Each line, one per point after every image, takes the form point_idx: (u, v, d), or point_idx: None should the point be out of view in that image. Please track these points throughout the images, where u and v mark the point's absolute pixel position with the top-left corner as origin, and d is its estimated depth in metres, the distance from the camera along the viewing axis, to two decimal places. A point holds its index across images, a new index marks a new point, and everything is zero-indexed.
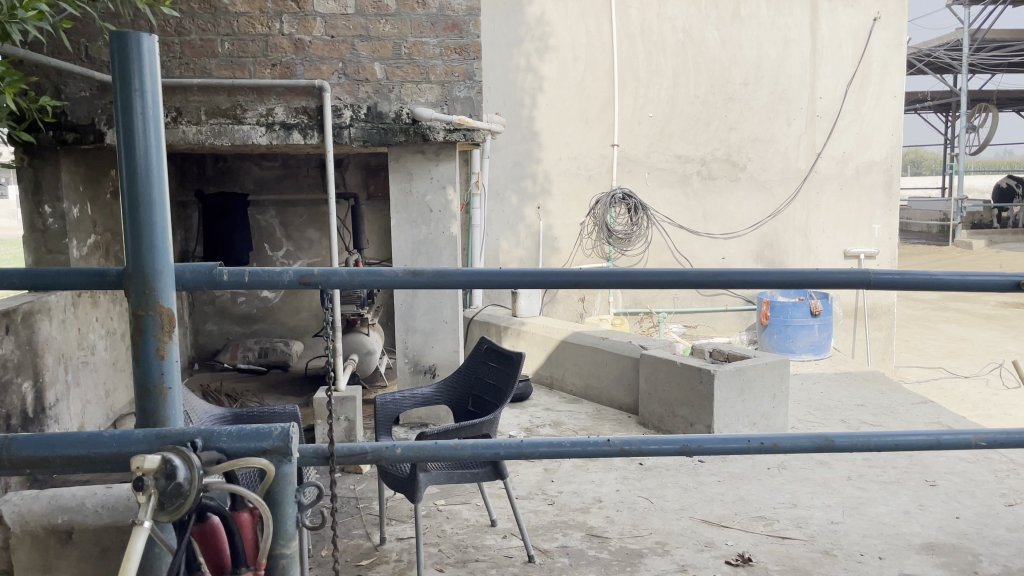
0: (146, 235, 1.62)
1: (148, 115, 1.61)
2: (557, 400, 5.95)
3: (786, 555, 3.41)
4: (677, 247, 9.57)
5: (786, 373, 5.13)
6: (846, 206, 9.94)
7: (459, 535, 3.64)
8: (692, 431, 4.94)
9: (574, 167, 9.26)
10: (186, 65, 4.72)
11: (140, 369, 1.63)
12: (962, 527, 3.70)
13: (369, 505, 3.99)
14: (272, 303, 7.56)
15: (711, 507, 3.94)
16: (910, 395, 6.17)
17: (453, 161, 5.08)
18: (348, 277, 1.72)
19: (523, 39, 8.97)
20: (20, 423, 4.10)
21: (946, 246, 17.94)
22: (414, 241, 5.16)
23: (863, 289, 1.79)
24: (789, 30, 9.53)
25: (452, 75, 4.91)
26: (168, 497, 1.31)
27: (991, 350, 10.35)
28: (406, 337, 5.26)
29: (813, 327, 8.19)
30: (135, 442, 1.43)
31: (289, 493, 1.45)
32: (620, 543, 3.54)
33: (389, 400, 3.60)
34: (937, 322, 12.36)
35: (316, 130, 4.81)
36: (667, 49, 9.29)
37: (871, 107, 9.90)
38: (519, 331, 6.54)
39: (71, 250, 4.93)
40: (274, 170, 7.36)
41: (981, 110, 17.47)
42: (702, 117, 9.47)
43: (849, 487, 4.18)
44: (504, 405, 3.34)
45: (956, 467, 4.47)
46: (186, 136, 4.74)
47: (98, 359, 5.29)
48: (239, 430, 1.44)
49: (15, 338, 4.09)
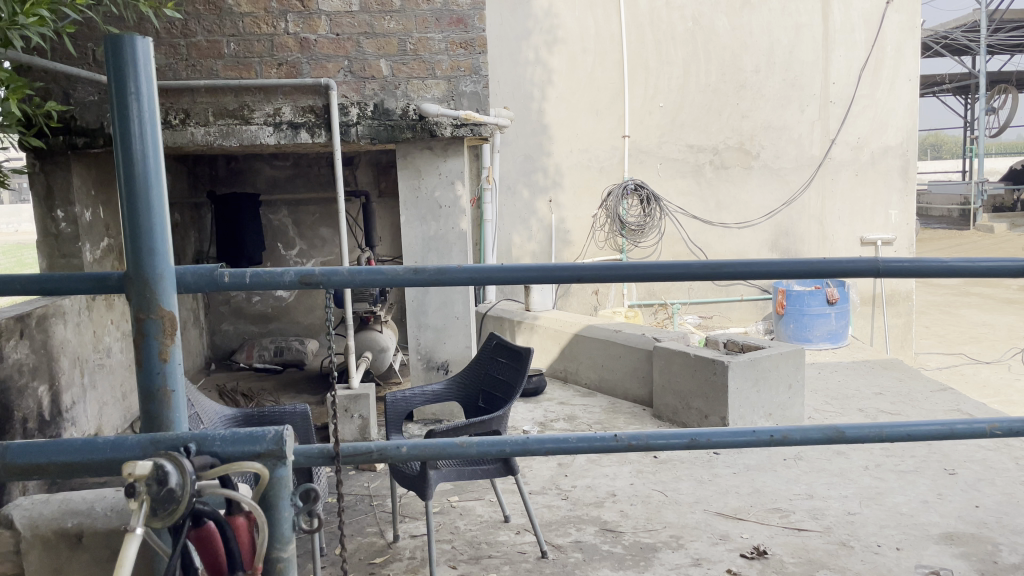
0: (146, 239, 1.62)
1: (145, 118, 1.61)
2: (571, 394, 5.93)
3: (802, 547, 3.37)
4: (690, 238, 9.50)
5: (802, 362, 5.06)
6: (862, 191, 9.81)
7: (473, 531, 3.63)
8: (706, 423, 4.90)
9: (585, 160, 9.21)
10: (194, 67, 4.73)
11: (143, 371, 1.63)
12: (982, 516, 3.63)
13: (383, 502, 4.00)
14: (287, 302, 7.58)
15: (726, 500, 3.91)
16: (929, 382, 6.08)
17: (461, 156, 5.06)
18: (348, 276, 1.70)
19: (532, 32, 8.93)
20: (37, 427, 4.14)
21: (967, 230, 17.68)
22: (424, 237, 5.14)
23: (872, 278, 1.73)
24: (801, 14, 9.41)
25: (458, 70, 4.88)
26: (161, 503, 1.31)
27: (1014, 335, 10.17)
28: (418, 333, 5.26)
29: (830, 315, 8.09)
30: (128, 447, 1.43)
31: (286, 497, 1.45)
32: (634, 537, 3.52)
33: (400, 397, 3.59)
34: (958, 308, 12.19)
35: (323, 128, 4.82)
36: (678, 37, 9.20)
37: (886, 92, 9.76)
38: (532, 325, 6.51)
39: (84, 253, 4.98)
40: (285, 169, 7.39)
41: (1001, 92, 17.16)
42: (714, 106, 9.37)
43: (866, 477, 4.13)
44: (513, 401, 3.32)
45: (977, 455, 4.40)
46: (195, 137, 4.77)
47: (114, 361, 5.34)
48: (233, 434, 1.44)
49: (30, 342, 4.14)
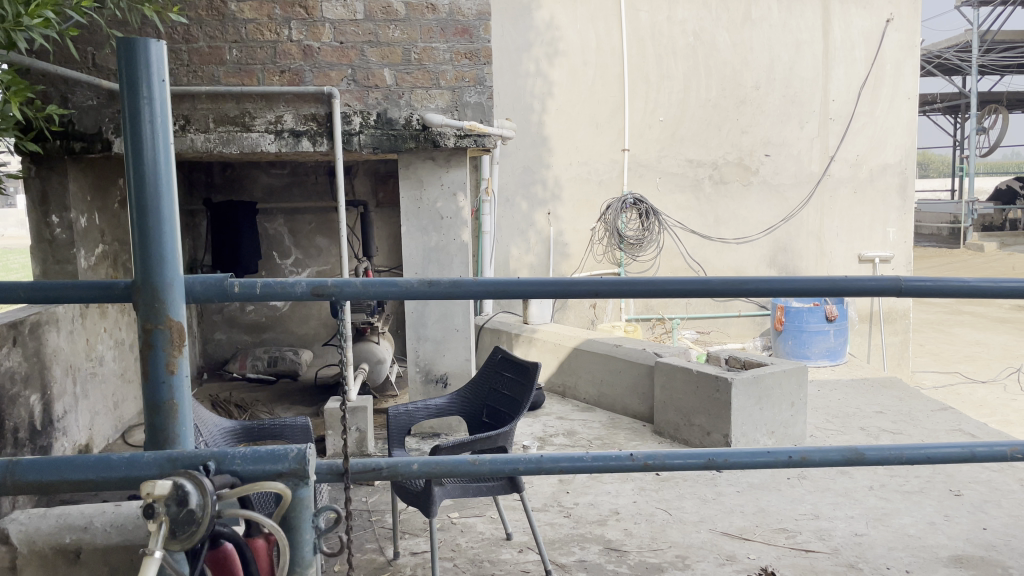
0: (155, 246, 1.56)
1: (157, 122, 1.56)
2: (570, 409, 5.87)
3: (810, 569, 3.32)
4: (688, 252, 9.49)
5: (804, 380, 5.03)
6: (860, 209, 9.85)
7: (474, 549, 3.56)
8: (708, 441, 4.86)
9: (584, 172, 9.18)
10: (194, 73, 4.67)
11: (149, 382, 1.57)
12: (989, 538, 3.60)
13: (382, 518, 3.92)
14: (281, 312, 7.50)
15: (731, 519, 3.85)
16: (929, 401, 6.06)
17: (464, 167, 5.01)
18: (362, 288, 1.64)
19: (533, 44, 8.91)
20: (28, 437, 4.05)
21: (957, 248, 17.82)
22: (425, 248, 5.08)
23: (895, 296, 1.71)
24: (801, 32, 9.46)
25: (463, 80, 4.85)
26: (180, 525, 1.26)
27: (1007, 355, 10.20)
28: (417, 345, 5.19)
29: (829, 332, 8.08)
30: (144, 465, 1.37)
31: (307, 519, 1.40)
32: (639, 557, 3.46)
33: (401, 411, 3.52)
34: (950, 326, 12.26)
35: (325, 137, 4.77)
36: (678, 52, 9.22)
37: (884, 110, 9.83)
38: (530, 338, 6.45)
39: (79, 260, 4.89)
40: (282, 177, 7.31)
41: (991, 112, 17.34)
42: (714, 121, 9.39)
43: (871, 497, 4.09)
44: (520, 416, 3.25)
45: (981, 476, 4.38)
46: (194, 144, 4.70)
47: (107, 370, 5.25)
48: (252, 452, 1.38)
49: (22, 350, 4.04)
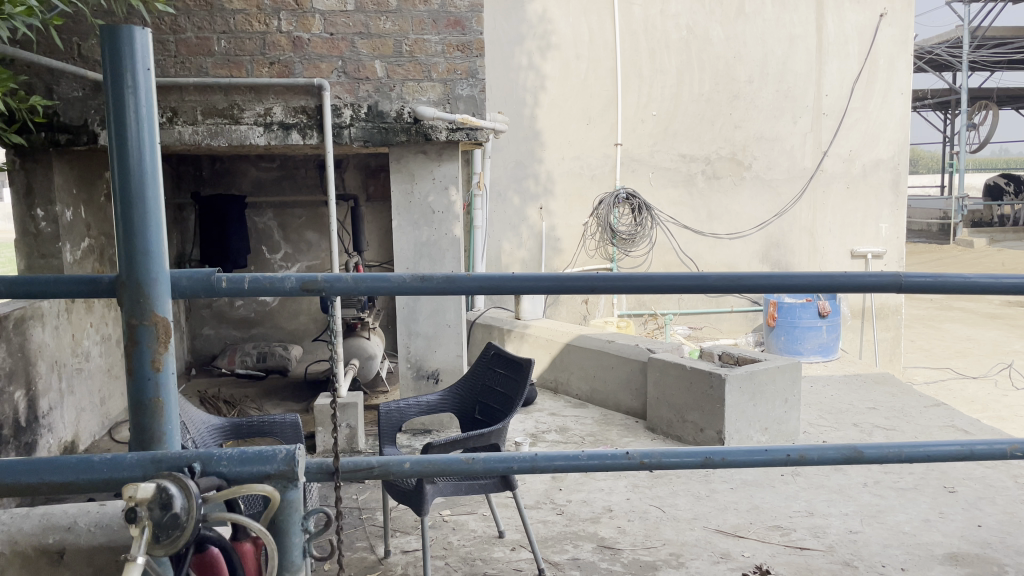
0: (140, 240, 1.51)
1: (142, 114, 1.50)
2: (563, 404, 5.84)
3: (805, 567, 3.29)
4: (681, 248, 9.48)
5: (798, 377, 5.01)
6: (853, 205, 9.85)
7: (466, 547, 3.52)
8: (702, 437, 4.83)
9: (577, 167, 9.14)
10: (182, 64, 4.60)
11: (133, 381, 1.52)
12: (984, 535, 3.59)
13: (373, 516, 3.88)
14: (270, 307, 7.42)
15: (725, 516, 3.83)
16: (921, 397, 6.07)
17: (456, 161, 4.96)
18: (353, 283, 1.59)
19: (525, 37, 8.85)
20: (12, 434, 3.99)
21: (947, 245, 17.87)
22: (416, 243, 5.04)
23: (893, 293, 1.68)
24: (794, 26, 9.44)
25: (455, 73, 4.79)
26: (163, 530, 1.23)
27: (998, 351, 10.24)
28: (408, 341, 5.13)
29: (821, 328, 8.09)
30: (127, 466, 1.33)
31: (296, 522, 1.38)
32: (632, 555, 3.43)
33: (393, 408, 3.46)
34: (941, 322, 12.31)
35: (315, 130, 4.71)
36: (671, 46, 9.17)
37: (877, 105, 9.81)
38: (522, 334, 6.43)
39: (64, 254, 4.83)
40: (271, 171, 7.24)
41: (981, 108, 17.43)
42: (707, 116, 9.37)
43: (866, 494, 4.08)
44: (514, 413, 3.20)
45: (975, 473, 4.37)
46: (182, 137, 4.62)
47: (93, 365, 5.17)
48: (239, 453, 1.35)
49: (7, 345, 3.99)
